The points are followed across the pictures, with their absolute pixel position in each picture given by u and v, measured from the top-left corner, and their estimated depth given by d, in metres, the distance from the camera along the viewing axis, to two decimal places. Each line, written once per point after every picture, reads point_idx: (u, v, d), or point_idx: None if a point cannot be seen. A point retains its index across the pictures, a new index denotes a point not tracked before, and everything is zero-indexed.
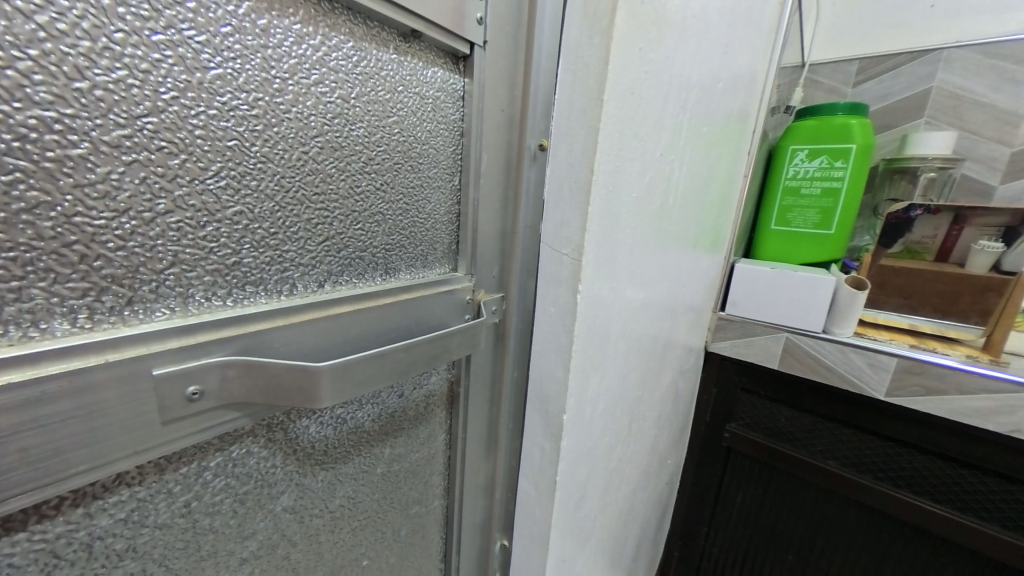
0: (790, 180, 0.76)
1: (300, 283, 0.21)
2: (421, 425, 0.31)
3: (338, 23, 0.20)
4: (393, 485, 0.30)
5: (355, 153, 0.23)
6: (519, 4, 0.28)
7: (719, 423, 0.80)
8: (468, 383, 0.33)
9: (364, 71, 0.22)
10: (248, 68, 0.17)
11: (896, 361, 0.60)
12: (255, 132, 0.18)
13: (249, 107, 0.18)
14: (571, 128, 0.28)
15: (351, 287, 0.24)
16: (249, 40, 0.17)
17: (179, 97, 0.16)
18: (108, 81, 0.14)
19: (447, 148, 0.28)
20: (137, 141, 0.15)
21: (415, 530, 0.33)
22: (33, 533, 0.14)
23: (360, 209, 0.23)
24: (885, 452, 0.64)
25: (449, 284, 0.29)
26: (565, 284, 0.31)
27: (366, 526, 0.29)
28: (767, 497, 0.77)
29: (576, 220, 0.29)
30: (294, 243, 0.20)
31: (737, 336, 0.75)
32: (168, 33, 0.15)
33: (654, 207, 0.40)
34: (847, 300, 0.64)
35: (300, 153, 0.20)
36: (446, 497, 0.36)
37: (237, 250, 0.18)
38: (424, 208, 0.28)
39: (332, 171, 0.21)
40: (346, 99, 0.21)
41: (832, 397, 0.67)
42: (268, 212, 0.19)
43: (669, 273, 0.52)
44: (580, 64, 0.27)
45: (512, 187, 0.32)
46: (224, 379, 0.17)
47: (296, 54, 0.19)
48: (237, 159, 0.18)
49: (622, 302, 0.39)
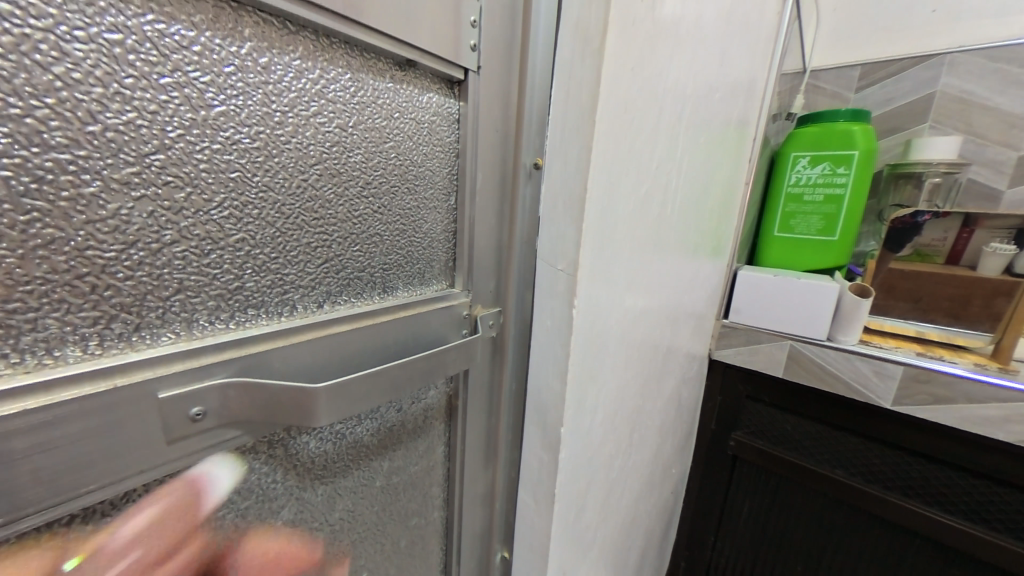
0: (791, 187, 0.76)
1: (300, 304, 0.22)
2: (420, 437, 0.32)
3: (335, 57, 0.21)
4: (392, 497, 0.30)
5: (353, 178, 0.23)
6: (512, 26, 0.29)
7: (724, 431, 0.79)
8: (468, 396, 0.33)
9: (361, 100, 0.23)
10: (249, 104, 0.18)
11: (902, 370, 0.60)
12: (257, 163, 0.19)
13: (251, 140, 0.19)
14: (565, 148, 0.29)
15: (350, 306, 0.25)
16: (251, 77, 0.18)
17: (184, 134, 0.17)
18: (119, 123, 0.15)
19: (442, 169, 0.29)
20: (145, 177, 0.16)
21: (415, 541, 0.34)
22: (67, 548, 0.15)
23: (358, 231, 0.24)
24: (892, 461, 0.64)
25: (446, 299, 0.30)
26: (561, 298, 0.31)
27: (366, 538, 0.29)
28: (773, 506, 0.76)
29: (570, 235, 0.30)
30: (293, 266, 0.21)
31: (741, 344, 0.75)
32: (174, 75, 0.16)
33: (651, 217, 0.40)
34: (851, 307, 0.64)
35: (299, 181, 0.21)
36: (446, 507, 0.36)
37: (239, 275, 0.19)
38: (421, 227, 0.28)
39: (330, 195, 0.22)
40: (343, 128, 0.22)
41: (836, 406, 0.67)
42: (269, 238, 0.20)
43: (670, 282, 0.52)
44: (573, 85, 0.28)
45: (508, 203, 0.32)
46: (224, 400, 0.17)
47: (296, 88, 0.20)
48: (240, 189, 0.19)
49: (621, 312, 0.39)
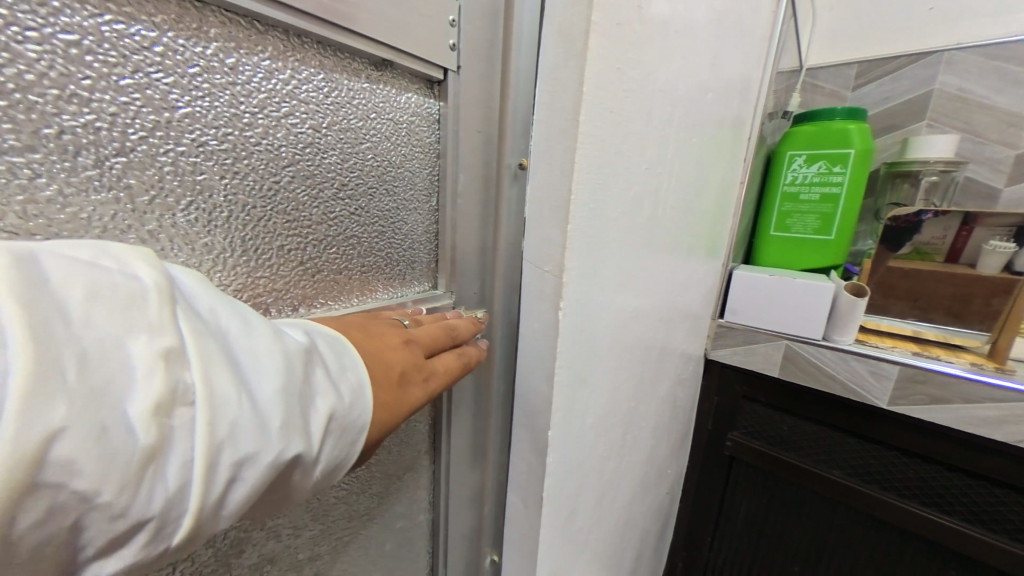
0: (788, 186, 0.75)
1: (274, 307, 0.22)
2: (403, 440, 0.31)
3: (308, 56, 0.21)
4: (377, 500, 0.30)
5: (329, 179, 0.23)
6: (493, 27, 0.28)
7: (721, 431, 0.79)
8: (452, 399, 0.33)
9: (336, 99, 0.23)
10: (216, 105, 0.18)
11: (898, 370, 0.59)
12: (226, 165, 0.19)
13: (219, 141, 0.18)
14: (550, 148, 0.29)
15: (328, 309, 0.24)
16: (218, 78, 0.18)
17: (147, 137, 0.17)
18: (76, 125, 0.15)
19: (423, 169, 0.29)
20: (107, 181, 0.16)
21: (402, 543, 0.34)
22: (116, 517, 0.12)
23: (336, 233, 0.24)
24: (889, 461, 0.63)
25: (425, 302, 0.29)
26: (548, 302, 0.31)
27: (350, 541, 0.29)
28: (771, 506, 0.75)
29: (556, 238, 0.29)
30: (266, 269, 0.21)
31: (738, 344, 0.75)
32: (136, 77, 0.16)
33: (643, 219, 0.40)
34: (847, 307, 0.64)
35: (271, 182, 0.21)
36: (433, 509, 0.36)
37: (209, 280, 0.19)
38: (401, 229, 0.28)
39: (303, 197, 0.22)
40: (317, 128, 0.22)
41: (835, 405, 0.66)
42: (239, 241, 0.20)
43: (664, 283, 0.52)
44: (558, 85, 0.28)
45: (492, 204, 0.32)
46: (303, 355, 0.17)
47: (266, 88, 0.20)
48: (207, 193, 0.18)
49: (612, 315, 0.39)
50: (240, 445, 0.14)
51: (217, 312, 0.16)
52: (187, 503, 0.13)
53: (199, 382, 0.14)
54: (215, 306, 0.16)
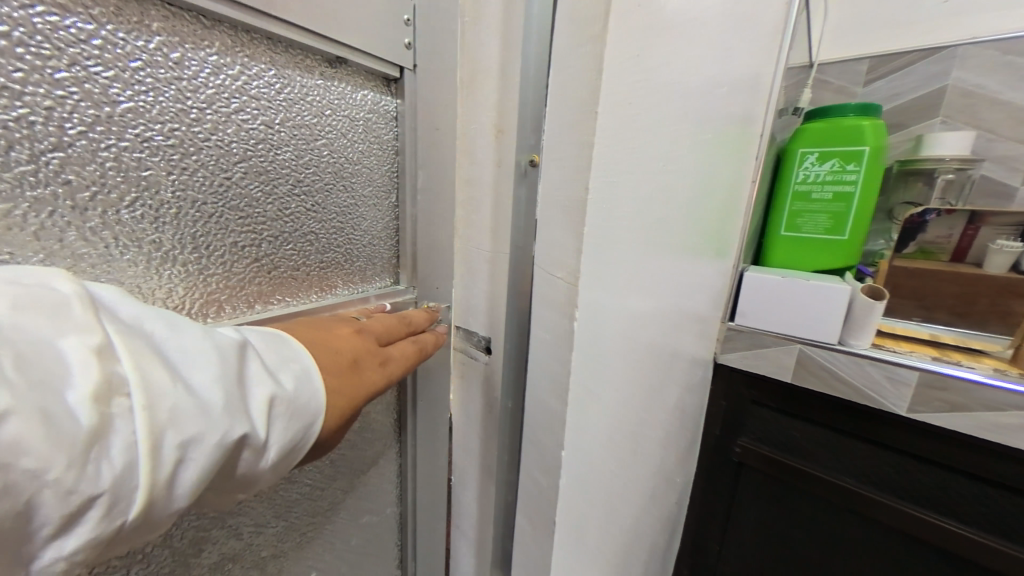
0: (799, 184, 0.73)
1: (228, 305, 0.25)
2: (368, 443, 0.33)
3: (258, 53, 0.24)
4: (342, 498, 0.33)
5: (282, 176, 0.26)
6: (450, 33, 0.31)
7: (728, 436, 0.77)
8: (417, 390, 0.35)
9: (288, 97, 0.25)
10: (162, 100, 0.21)
11: (917, 376, 0.57)
12: (172, 161, 0.22)
13: (164, 137, 0.21)
14: (562, 144, 0.27)
15: (284, 305, 0.27)
16: (162, 73, 0.21)
17: (85, 131, 0.19)
18: (9, 119, 0.17)
19: (380, 166, 0.32)
20: (43, 176, 0.18)
21: (370, 536, 0.36)
22: (67, 495, 0.13)
23: (289, 229, 0.27)
24: (904, 469, 0.61)
25: (389, 298, 0.33)
26: (559, 309, 0.28)
27: (315, 535, 0.32)
28: (779, 515, 0.73)
29: (569, 241, 0.27)
30: (220, 266, 0.24)
31: (747, 348, 0.72)
32: (73, 70, 0.18)
33: (654, 219, 0.38)
34: (863, 310, 0.61)
35: (222, 178, 0.23)
36: (401, 504, 0.38)
37: (165, 276, 0.22)
38: (358, 225, 0.31)
39: (257, 193, 0.25)
40: (268, 125, 0.25)
41: (847, 411, 0.64)
42: (190, 235, 0.23)
43: (675, 286, 0.50)
44: (569, 75, 0.25)
45: (448, 201, 0.35)
46: (236, 351, 0.19)
47: (214, 84, 0.22)
48: (153, 188, 0.21)
49: (623, 322, 0.36)
50: (182, 428, 0.16)
51: (145, 320, 0.18)
52: (134, 479, 0.15)
53: (133, 374, 0.16)
54: (141, 313, 0.18)
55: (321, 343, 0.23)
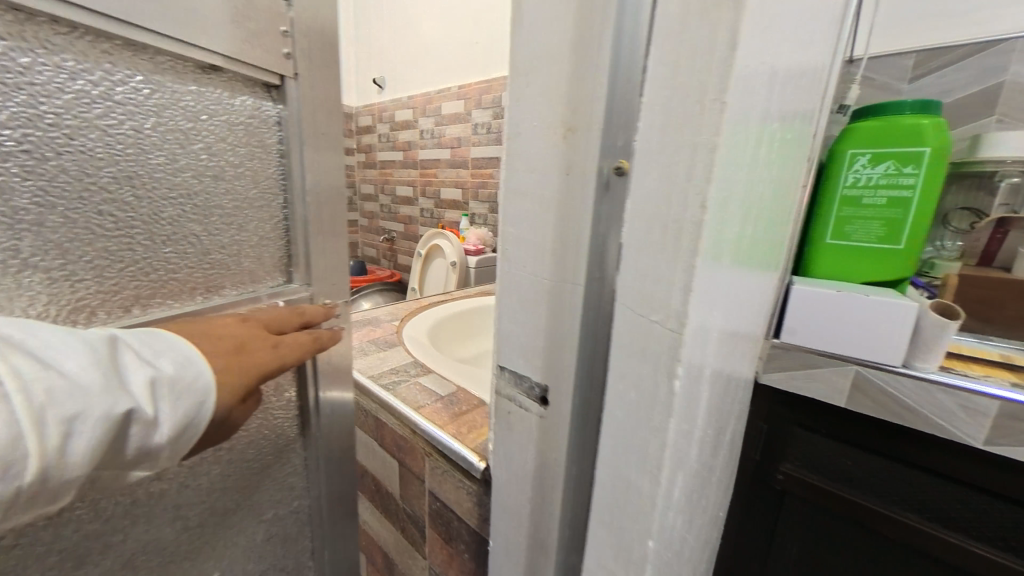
0: (848, 188, 0.66)
1: (100, 310, 0.29)
2: (268, 459, 0.43)
3: (126, 59, 0.27)
4: (246, 503, 0.42)
5: (158, 180, 0.30)
6: (320, 60, 0.38)
7: (769, 462, 0.70)
8: (315, 401, 0.45)
9: (157, 101, 0.29)
10: (11, 105, 0.23)
11: (997, 406, 0.48)
12: (28, 166, 0.24)
13: (10, 139, 0.23)
14: (662, 157, 0.22)
15: (165, 308, 0.32)
16: (9, 77, 0.23)
17: None
18: None
19: (264, 170, 0.37)
20: None
21: (275, 530, 0.46)
22: None
23: (166, 230, 0.31)
24: (981, 507, 0.53)
25: (282, 295, 0.39)
26: (654, 356, 0.24)
27: (220, 533, 0.41)
28: (829, 550, 0.66)
29: (670, 275, 0.22)
30: (93, 270, 0.28)
31: (796, 367, 0.63)
32: None
33: (745, 236, 0.33)
34: (933, 329, 0.52)
35: (88, 182, 0.27)
36: (302, 504, 0.49)
37: (27, 276, 0.25)
38: (243, 227, 0.36)
39: (129, 200, 0.29)
40: (136, 128, 0.28)
41: (909, 439, 0.56)
42: (47, 241, 0.26)
43: (753, 304, 0.44)
44: (680, 70, 0.21)
45: (327, 204, 0.41)
46: (108, 345, 0.23)
47: (72, 88, 0.25)
48: (8, 194, 0.24)
49: (712, 359, 0.31)
50: (65, 407, 0.20)
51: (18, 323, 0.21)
52: (25, 447, 0.19)
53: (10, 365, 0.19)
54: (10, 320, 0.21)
55: (197, 341, 0.27)
